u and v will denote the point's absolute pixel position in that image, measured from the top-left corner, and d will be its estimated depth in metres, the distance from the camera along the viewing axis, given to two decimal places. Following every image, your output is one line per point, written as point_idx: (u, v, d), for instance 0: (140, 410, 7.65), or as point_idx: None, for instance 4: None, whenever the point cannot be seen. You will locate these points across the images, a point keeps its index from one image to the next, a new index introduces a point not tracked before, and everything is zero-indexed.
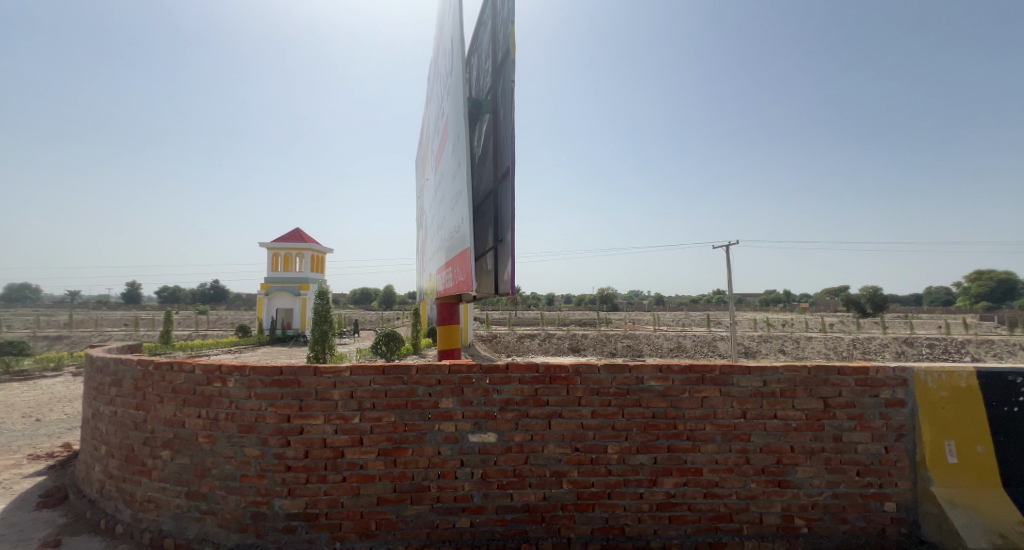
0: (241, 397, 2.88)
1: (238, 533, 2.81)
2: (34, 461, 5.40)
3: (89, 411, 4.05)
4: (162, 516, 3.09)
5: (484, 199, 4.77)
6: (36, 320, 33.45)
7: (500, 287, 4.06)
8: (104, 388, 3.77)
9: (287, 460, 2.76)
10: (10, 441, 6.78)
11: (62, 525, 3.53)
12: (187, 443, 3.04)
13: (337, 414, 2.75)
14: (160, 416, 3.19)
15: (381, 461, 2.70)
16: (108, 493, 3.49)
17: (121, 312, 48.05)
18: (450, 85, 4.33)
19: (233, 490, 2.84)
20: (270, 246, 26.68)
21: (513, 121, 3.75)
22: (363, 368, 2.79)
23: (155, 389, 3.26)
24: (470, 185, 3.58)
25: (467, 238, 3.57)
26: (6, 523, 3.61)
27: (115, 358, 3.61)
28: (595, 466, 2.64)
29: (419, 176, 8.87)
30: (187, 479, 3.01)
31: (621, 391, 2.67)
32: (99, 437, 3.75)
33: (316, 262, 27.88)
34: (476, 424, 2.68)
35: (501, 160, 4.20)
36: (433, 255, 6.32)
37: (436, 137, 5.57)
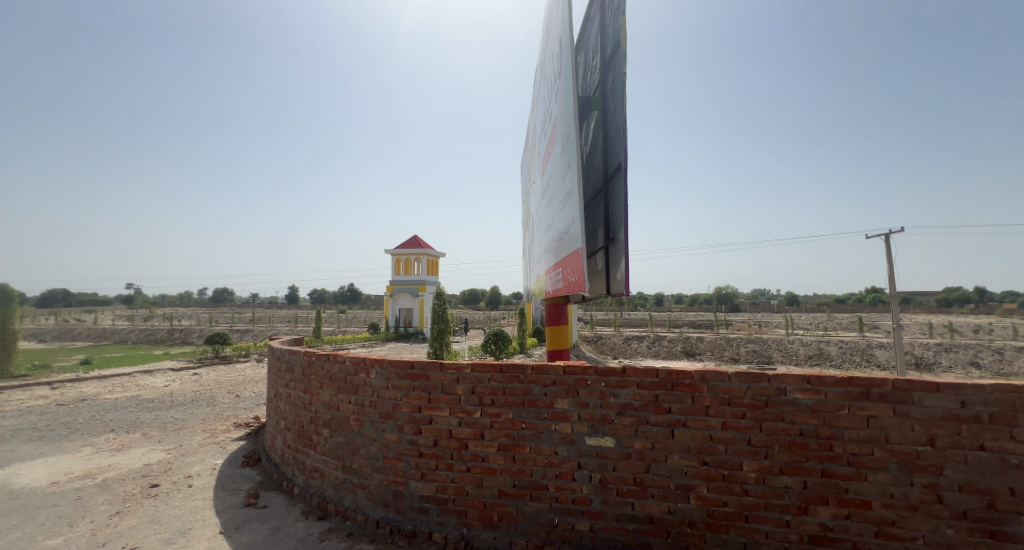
0: (381, 388, 3.29)
1: (382, 507, 3.20)
2: (237, 427, 6.90)
3: (271, 391, 5.00)
4: (325, 484, 3.67)
5: (594, 197, 4.67)
6: (231, 316, 42.95)
7: (613, 287, 3.89)
8: (281, 373, 4.63)
9: (419, 447, 3.06)
10: (221, 411, 8.78)
11: (259, 481, 4.44)
12: (341, 424, 3.57)
13: (460, 408, 2.96)
14: (322, 400, 3.80)
15: (501, 455, 2.83)
16: (287, 460, 4.27)
17: (285, 311, 58.88)
18: (558, 86, 4.32)
19: (378, 469, 3.25)
20: (393, 252, 29.92)
21: (625, 114, 3.59)
22: (482, 366, 2.96)
23: (317, 376, 3.89)
24: (581, 184, 3.51)
25: (579, 238, 3.50)
26: (223, 475, 4.67)
27: (289, 349, 4.41)
28: (729, 483, 2.39)
29: (526, 179, 9.07)
30: (342, 455, 3.54)
31: (758, 403, 2.38)
32: (279, 412, 4.62)
33: (431, 265, 30.61)
34: (592, 427, 2.64)
35: (612, 158, 4.05)
36: (541, 257, 6.43)
37: (543, 139, 5.63)
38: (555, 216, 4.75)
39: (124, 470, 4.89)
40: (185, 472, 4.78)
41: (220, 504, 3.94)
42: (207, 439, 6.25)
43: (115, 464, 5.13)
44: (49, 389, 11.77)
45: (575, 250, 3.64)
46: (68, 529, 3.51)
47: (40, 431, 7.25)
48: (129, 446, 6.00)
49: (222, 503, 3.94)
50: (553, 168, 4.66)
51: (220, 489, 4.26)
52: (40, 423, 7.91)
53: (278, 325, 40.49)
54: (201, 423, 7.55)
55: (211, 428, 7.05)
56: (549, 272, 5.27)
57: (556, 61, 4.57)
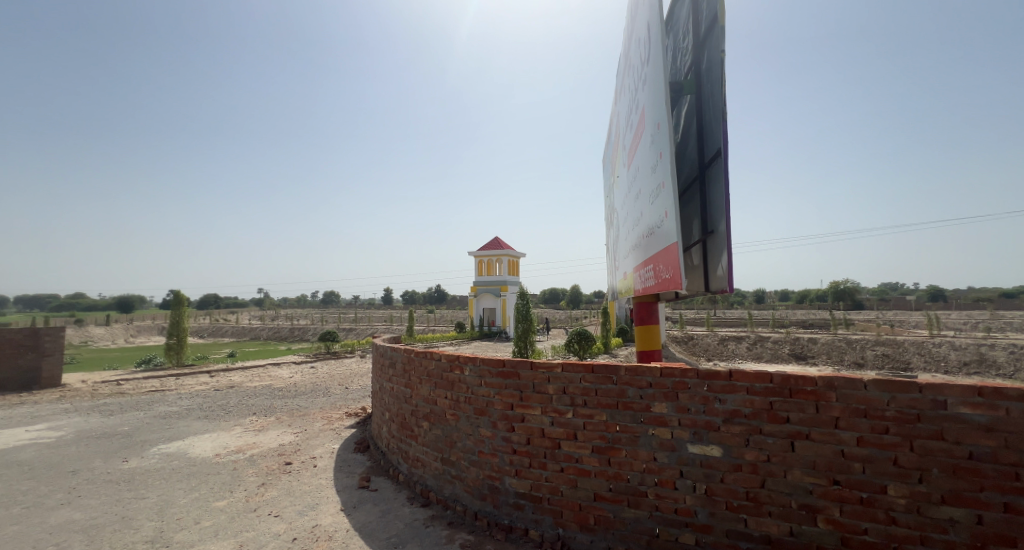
0: (475, 384, 3.43)
1: (480, 500, 3.33)
2: (349, 416, 7.71)
3: (376, 385, 5.48)
4: (426, 473, 3.93)
5: (689, 186, 4.37)
6: (337, 317, 48.14)
7: (714, 283, 3.60)
8: (385, 368, 5.05)
9: (513, 444, 3.14)
10: (335, 401, 9.88)
11: (369, 466, 4.90)
12: (439, 417, 3.79)
13: (552, 407, 2.98)
14: (421, 394, 4.08)
15: (595, 458, 2.77)
16: (392, 449, 4.65)
17: (381, 311, 64.44)
18: (646, 73, 4.13)
19: (474, 463, 3.40)
20: (476, 254, 31.17)
21: (723, 95, 3.31)
22: (573, 366, 2.93)
23: (416, 371, 4.18)
24: (675, 174, 3.30)
25: (673, 231, 3.29)
26: (340, 458, 5.24)
27: (390, 346, 4.80)
28: (869, 508, 2.07)
29: (610, 172, 8.81)
30: (441, 447, 3.75)
31: (904, 417, 2.03)
32: (383, 404, 5.05)
33: (512, 266, 31.39)
34: (695, 434, 2.48)
35: (708, 144, 3.76)
36: (628, 253, 6.20)
37: (629, 131, 5.45)
38: (643, 210, 4.55)
39: (265, 448, 5.73)
40: (310, 453, 5.46)
41: (339, 484, 4.42)
42: (326, 425, 7.08)
43: (258, 442, 6.04)
44: (207, 377, 14.27)
45: (668, 244, 3.43)
46: (229, 494, 4.21)
47: (203, 411, 8.81)
48: (268, 428, 7.03)
49: (341, 483, 4.43)
50: (641, 160, 4.48)
51: (338, 471, 4.80)
52: (204, 404, 9.62)
53: (376, 324, 44.40)
54: (320, 411, 8.56)
55: (328, 416, 7.98)
56: (638, 270, 5.07)
57: (642, 48, 4.38)
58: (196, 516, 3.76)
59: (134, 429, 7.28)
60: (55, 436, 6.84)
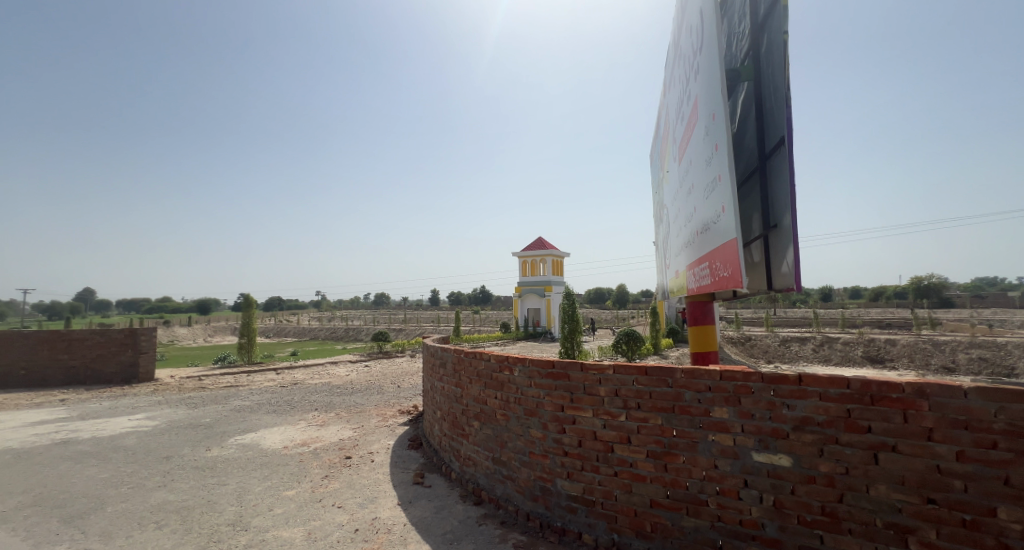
0: (524, 385, 3.45)
1: (532, 501, 3.33)
2: (402, 414, 8.00)
3: (428, 384, 5.63)
4: (477, 471, 3.99)
5: (749, 178, 4.12)
6: (388, 318, 50.16)
7: (778, 280, 3.37)
8: (436, 368, 5.18)
9: (564, 446, 3.12)
10: (388, 399, 10.29)
11: (423, 463, 5.06)
12: (489, 417, 3.84)
13: (604, 409, 2.93)
14: (471, 393, 4.16)
15: (651, 463, 2.69)
16: (444, 446, 4.76)
17: (429, 312, 66.34)
18: (698, 63, 3.95)
19: (525, 463, 3.41)
20: (521, 254, 31.26)
21: (786, 79, 3.09)
22: (626, 368, 2.87)
23: (466, 371, 4.26)
24: (732, 166, 3.13)
25: (730, 226, 3.13)
26: (395, 454, 5.44)
27: (441, 346, 4.93)
28: (975, 533, 1.79)
29: (660, 167, 8.49)
30: (492, 447, 3.80)
31: (1016, 430, 1.74)
32: (435, 402, 5.19)
33: (556, 266, 31.21)
34: (760, 442, 2.33)
35: (770, 133, 3.54)
36: (680, 251, 5.95)
37: (680, 124, 5.25)
38: (697, 205, 4.36)
39: (327, 442, 6.08)
40: (368, 448, 5.72)
41: (395, 479, 4.60)
42: (382, 422, 7.39)
43: (321, 436, 6.42)
44: (274, 374, 15.38)
45: (726, 240, 3.27)
46: (297, 484, 4.50)
47: (272, 406, 9.51)
48: (329, 423, 7.45)
49: (397, 478, 4.61)
50: (695, 153, 4.29)
51: (394, 466, 4.99)
52: (271, 399, 10.37)
53: (425, 325, 45.76)
54: (375, 408, 8.95)
55: (382, 413, 8.33)
56: (692, 269, 4.87)
57: (695, 37, 4.19)
58: (269, 503, 4.06)
59: (214, 420, 7.99)
60: (150, 425, 7.65)
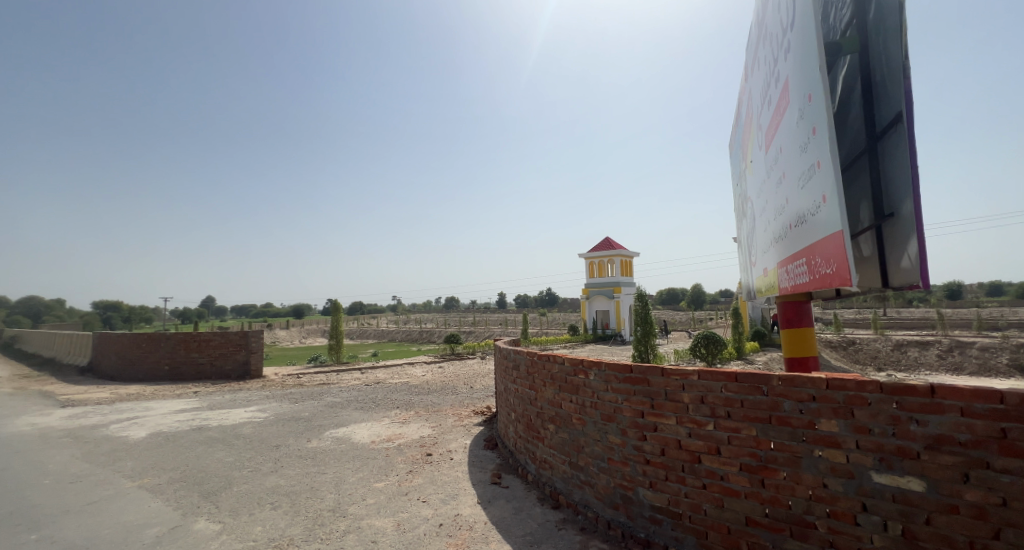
0: (601, 389, 3.39)
1: (612, 509, 3.25)
2: (476, 414, 8.22)
3: (501, 385, 5.72)
4: (554, 475, 3.98)
5: (855, 162, 3.66)
6: (458, 321, 52.12)
7: (897, 277, 2.94)
8: (509, 370, 5.26)
9: (645, 453, 3.00)
10: (462, 399, 10.64)
11: (499, 464, 5.15)
12: (565, 421, 3.82)
13: (688, 417, 2.77)
14: (545, 397, 4.17)
15: (745, 477, 2.49)
16: (520, 448, 4.81)
17: (497, 314, 67.90)
18: (790, 39, 3.60)
19: (604, 470, 3.33)
20: (588, 255, 30.84)
21: (902, 47, 2.69)
22: (713, 373, 2.69)
23: (540, 374, 4.29)
24: (834, 149, 2.79)
25: (834, 217, 2.80)
26: (472, 454, 5.60)
27: (514, 349, 5.00)
28: None
29: (742, 157, 7.85)
30: (569, 451, 3.77)
31: None
32: (509, 404, 5.26)
33: (624, 265, 30.43)
34: (882, 461, 2.03)
35: (882, 109, 3.10)
36: (768, 247, 5.44)
37: (767, 109, 4.83)
38: (790, 195, 3.96)
39: (409, 439, 6.44)
40: (446, 446, 5.97)
41: (474, 478, 4.73)
42: (458, 421, 7.66)
43: (404, 433, 6.82)
44: (359, 373, 16.65)
45: (828, 233, 2.93)
46: (385, 477, 4.82)
47: (359, 403, 10.31)
48: (410, 421, 7.89)
49: (476, 477, 4.74)
50: (787, 139, 3.92)
51: (471, 466, 5.14)
52: (359, 396, 11.25)
53: (493, 327, 46.81)
54: (450, 408, 9.31)
55: (458, 413, 8.62)
56: (784, 266, 4.44)
57: (784, 12, 3.83)
58: (363, 493, 4.39)
59: (311, 414, 8.85)
60: (261, 417, 8.67)
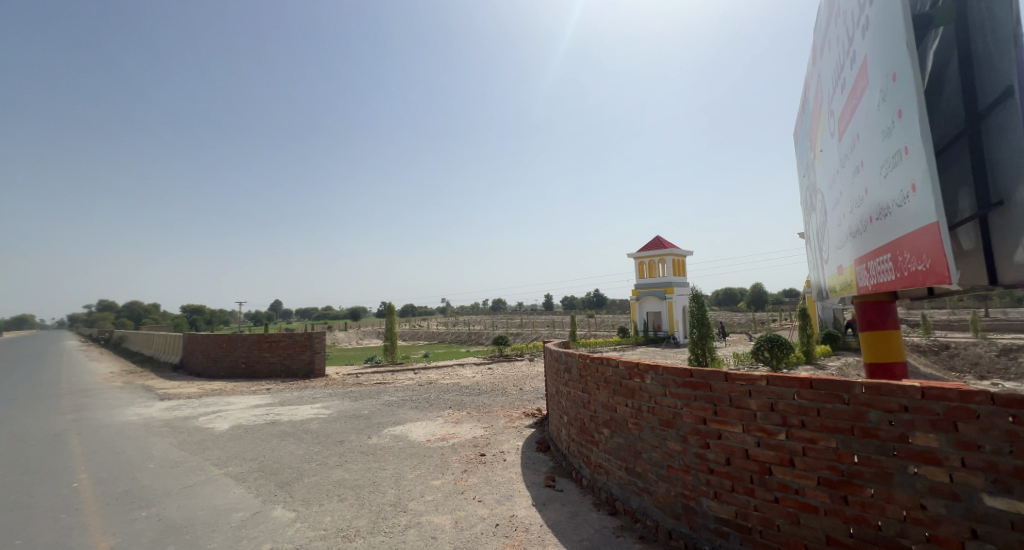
0: (659, 394, 3.29)
1: (673, 519, 3.12)
2: (527, 416, 8.24)
3: (552, 388, 5.69)
4: (610, 480, 3.90)
5: (951, 144, 3.26)
6: (506, 323, 52.62)
7: (1008, 273, 2.58)
8: (560, 373, 5.23)
9: (709, 462, 2.86)
10: (513, 401, 10.71)
11: (552, 466, 5.12)
12: (621, 425, 3.73)
13: (756, 425, 2.61)
14: (599, 400, 4.10)
15: (824, 492, 2.29)
16: (573, 451, 4.76)
17: (543, 316, 67.90)
18: (868, 15, 3.29)
19: (663, 477, 3.22)
20: (637, 255, 30.05)
21: (1012, 11, 2.36)
22: (783, 379, 2.51)
23: (593, 377, 4.23)
24: (926, 132, 2.51)
25: (927, 207, 2.53)
26: (525, 456, 5.61)
27: (565, 351, 4.96)
28: None
29: (810, 146, 7.28)
30: (625, 457, 3.68)
31: None
32: (561, 407, 5.22)
33: (676, 264, 29.29)
34: (995, 483, 1.75)
35: (985, 84, 2.74)
36: (844, 243, 4.99)
37: (839, 93, 4.45)
38: (870, 185, 3.62)
39: (463, 439, 6.57)
40: (499, 447, 6.03)
41: (527, 480, 4.74)
42: (509, 423, 7.72)
43: (458, 433, 6.97)
44: (412, 373, 17.27)
45: (920, 226, 2.65)
46: (442, 475, 4.95)
47: (414, 402, 10.69)
48: (463, 421, 8.05)
49: (529, 479, 4.74)
50: (866, 123, 3.59)
51: (525, 467, 5.15)
52: (413, 396, 11.67)
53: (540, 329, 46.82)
54: (501, 409, 9.40)
55: (509, 414, 8.68)
56: (863, 263, 4.07)
57: None
58: (421, 490, 4.54)
59: (371, 412, 9.30)
60: (325, 413, 9.24)
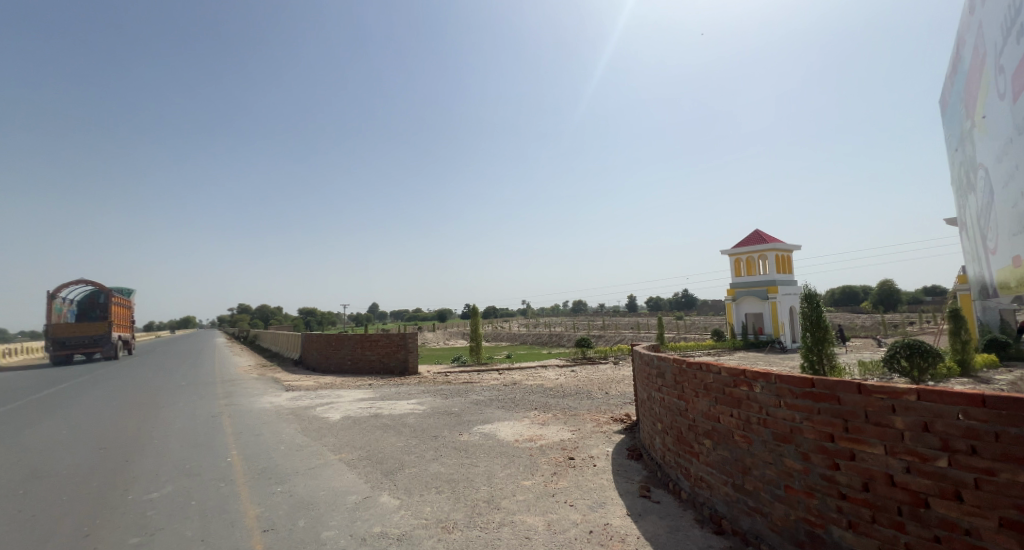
0: (771, 405, 2.98)
1: (794, 546, 2.77)
2: (616, 421, 7.99)
3: (643, 393, 5.45)
4: (713, 497, 3.60)
5: None
6: (587, 324, 51.69)
7: None
8: (652, 377, 5.00)
9: (839, 486, 2.50)
10: (599, 405, 10.45)
11: (646, 476, 4.88)
12: (726, 437, 3.45)
13: (903, 447, 2.20)
14: (698, 409, 3.85)
15: (1006, 537, 1.80)
16: (670, 462, 4.50)
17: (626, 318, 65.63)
18: None
19: (780, 498, 2.88)
20: (733, 251, 27.69)
21: None
22: (940, 393, 2.06)
23: (691, 384, 3.98)
24: None
25: None
26: (616, 462, 5.43)
27: (657, 355, 4.73)
28: None
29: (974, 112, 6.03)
30: (731, 471, 3.38)
31: None
32: (654, 414, 4.97)
33: (779, 261, 26.37)
34: None
35: None
36: None
37: None
38: None
39: (551, 441, 6.57)
40: (588, 452, 5.91)
41: (620, 487, 4.58)
42: (597, 427, 7.53)
43: (545, 435, 6.97)
44: (497, 374, 17.74)
45: None
46: (533, 476, 4.98)
47: (500, 402, 10.96)
48: (549, 423, 8.04)
49: (622, 487, 4.58)
50: None
51: (617, 474, 4.98)
52: (499, 395, 11.97)
53: (624, 331, 45.21)
54: (588, 413, 9.21)
55: (596, 418, 8.48)
56: None
57: None
58: (513, 489, 4.62)
59: (460, 410, 9.71)
60: (420, 409, 9.86)
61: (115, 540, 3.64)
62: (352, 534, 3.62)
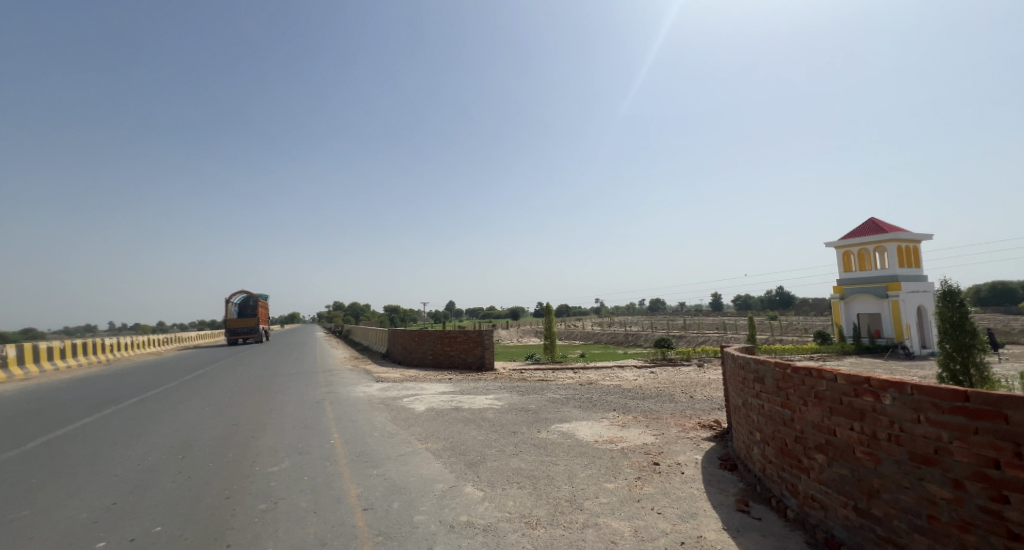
0: (907, 420, 2.56)
1: None
2: (703, 428, 7.46)
3: (737, 399, 5.02)
4: (829, 519, 3.19)
5: None
6: (667, 324, 49.12)
7: None
8: (748, 382, 4.58)
9: (1007, 523, 2.04)
10: (683, 409, 9.85)
11: (743, 489, 4.48)
12: (844, 453, 3.03)
13: None
14: (808, 419, 3.43)
15: None
16: (771, 475, 4.09)
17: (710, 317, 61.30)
18: None
19: (922, 530, 2.45)
20: (841, 243, 24.57)
21: None
22: None
23: (798, 392, 3.57)
24: None
25: None
26: (707, 471, 5.06)
27: (755, 359, 4.32)
28: None
29: None
30: (853, 492, 2.96)
31: None
32: (751, 422, 4.55)
33: (903, 253, 22.75)
34: None
35: None
36: None
37: None
38: None
39: (633, 444, 6.31)
40: (675, 458, 5.58)
41: (713, 499, 4.26)
42: (682, 433, 7.09)
43: (626, 437, 6.73)
44: (571, 373, 17.54)
45: None
46: (615, 479, 4.83)
47: (577, 401, 10.82)
48: (630, 425, 7.74)
49: (716, 499, 4.25)
50: None
51: (708, 484, 4.64)
52: (576, 395, 11.83)
53: (709, 331, 42.22)
54: (672, 417, 8.72)
55: (681, 423, 7.99)
56: None
57: None
58: (595, 490, 4.52)
59: (537, 407, 9.75)
60: (498, 404, 10.08)
61: (248, 505, 4.21)
62: (441, 520, 3.80)
